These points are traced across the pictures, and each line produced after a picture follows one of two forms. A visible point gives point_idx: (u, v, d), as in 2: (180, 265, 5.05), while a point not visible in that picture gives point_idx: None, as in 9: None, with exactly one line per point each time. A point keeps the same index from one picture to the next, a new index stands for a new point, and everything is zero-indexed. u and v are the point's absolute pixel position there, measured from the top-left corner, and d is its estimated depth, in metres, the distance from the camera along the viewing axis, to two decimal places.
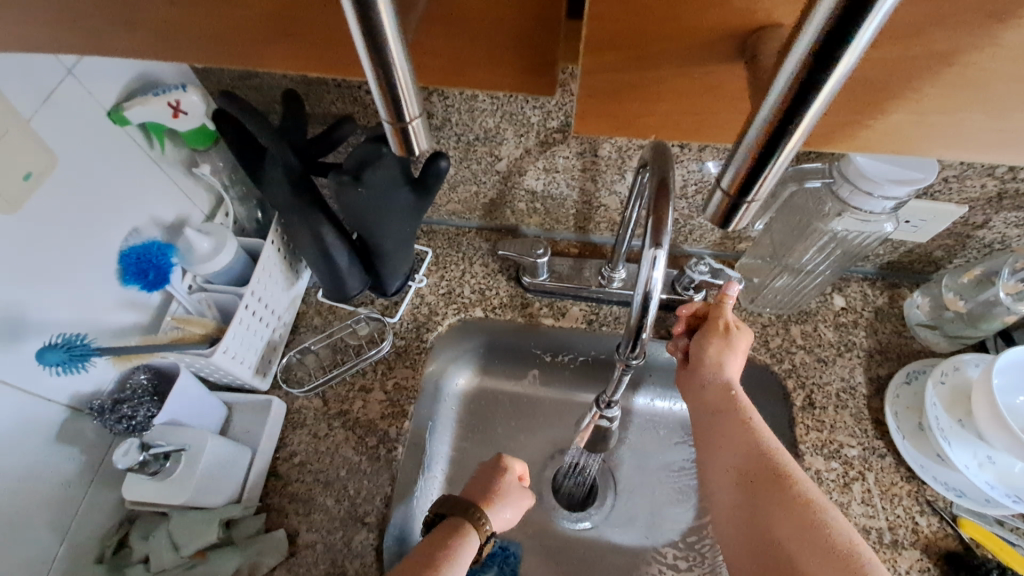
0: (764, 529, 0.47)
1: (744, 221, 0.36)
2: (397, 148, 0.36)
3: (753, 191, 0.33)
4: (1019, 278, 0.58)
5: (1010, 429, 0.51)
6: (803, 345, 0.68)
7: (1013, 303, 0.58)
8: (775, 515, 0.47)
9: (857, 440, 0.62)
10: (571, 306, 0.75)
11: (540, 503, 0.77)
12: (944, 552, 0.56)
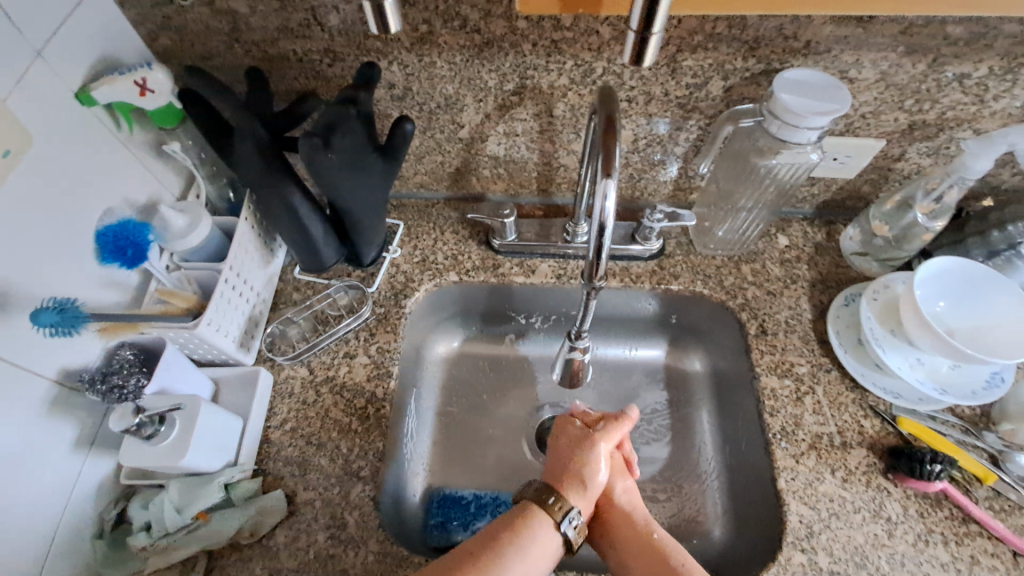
0: None
1: (651, 60, 0.46)
2: (375, 29, 0.46)
3: (654, 25, 0.42)
4: (933, 199, 0.66)
5: (931, 329, 0.59)
6: (754, 281, 0.75)
7: (930, 221, 0.67)
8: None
9: (806, 359, 0.69)
10: (540, 263, 0.79)
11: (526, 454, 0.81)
12: (887, 448, 0.63)
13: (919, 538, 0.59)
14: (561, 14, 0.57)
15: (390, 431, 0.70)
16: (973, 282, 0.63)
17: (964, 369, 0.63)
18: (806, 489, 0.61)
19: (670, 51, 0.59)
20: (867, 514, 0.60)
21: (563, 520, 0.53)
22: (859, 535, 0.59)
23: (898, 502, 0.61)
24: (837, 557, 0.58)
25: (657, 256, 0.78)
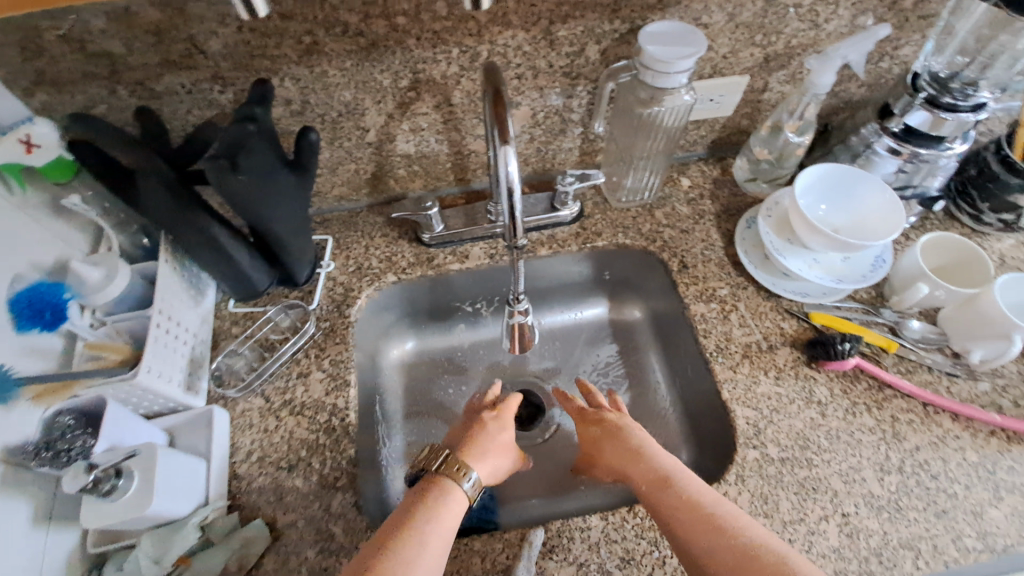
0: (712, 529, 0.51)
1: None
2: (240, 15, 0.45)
3: None
4: (797, 118, 0.75)
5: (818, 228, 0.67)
6: (668, 223, 0.83)
7: (799, 137, 0.77)
8: (688, 519, 0.52)
9: (725, 281, 0.77)
10: (471, 248, 0.82)
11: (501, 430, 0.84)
12: (805, 341, 0.71)
13: (848, 412, 0.67)
14: (436, 5, 0.60)
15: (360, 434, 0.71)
16: (847, 181, 0.72)
17: (852, 257, 0.73)
18: (747, 393, 0.68)
19: (544, 24, 0.64)
20: (801, 402, 0.67)
21: (465, 481, 0.58)
22: (799, 422, 0.66)
23: (825, 386, 0.68)
24: (784, 445, 0.64)
25: (575, 220, 0.84)
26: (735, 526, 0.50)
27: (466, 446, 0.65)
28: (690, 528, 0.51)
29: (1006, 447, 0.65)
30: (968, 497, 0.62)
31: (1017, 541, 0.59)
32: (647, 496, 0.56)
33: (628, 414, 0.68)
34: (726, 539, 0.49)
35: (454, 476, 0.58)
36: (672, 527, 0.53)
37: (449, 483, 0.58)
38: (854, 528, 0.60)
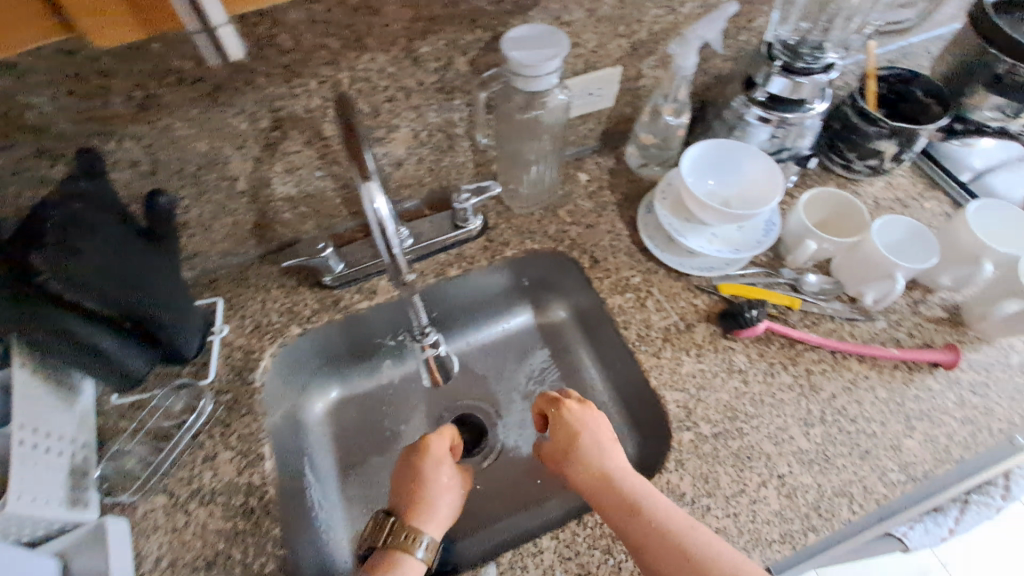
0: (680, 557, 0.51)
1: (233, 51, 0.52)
2: None
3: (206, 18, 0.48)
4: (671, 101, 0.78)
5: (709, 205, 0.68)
6: (573, 221, 0.83)
7: (677, 119, 0.80)
8: (661, 554, 0.52)
9: (636, 269, 0.78)
10: (379, 281, 0.77)
11: None
12: (718, 314, 0.73)
13: (767, 375, 0.69)
14: (279, 38, 0.56)
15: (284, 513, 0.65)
16: (728, 153, 0.74)
17: (745, 226, 0.76)
18: (673, 376, 0.69)
19: (402, 43, 0.61)
20: (724, 374, 0.70)
21: (418, 549, 0.58)
22: (725, 394, 0.68)
23: (743, 354, 0.71)
24: (714, 421, 0.66)
25: (481, 233, 0.82)
26: (705, 556, 0.51)
27: (416, 500, 0.62)
28: (659, 564, 0.52)
29: (910, 378, 0.69)
30: (885, 433, 0.65)
31: (932, 464, 0.64)
32: (618, 528, 0.55)
33: (590, 420, 0.65)
34: (690, 570, 0.51)
35: (405, 548, 0.57)
36: (645, 561, 0.53)
37: (403, 557, 0.57)
38: (790, 486, 0.62)
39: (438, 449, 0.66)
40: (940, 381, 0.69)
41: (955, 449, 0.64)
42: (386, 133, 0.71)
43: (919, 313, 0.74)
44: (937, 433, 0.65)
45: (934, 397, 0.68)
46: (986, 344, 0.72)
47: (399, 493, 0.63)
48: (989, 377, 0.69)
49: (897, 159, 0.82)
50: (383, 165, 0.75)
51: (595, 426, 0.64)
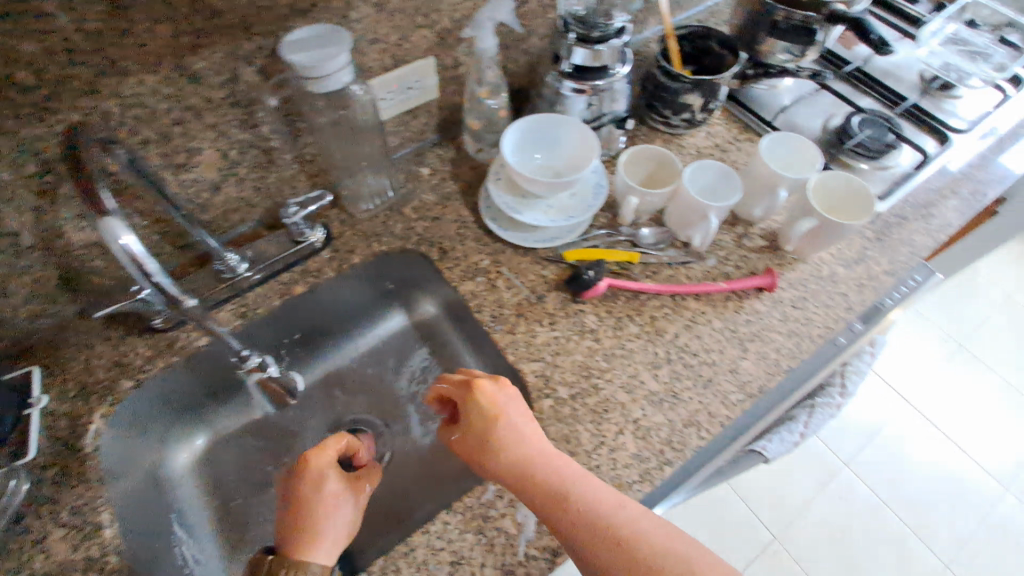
0: (607, 542, 0.50)
1: None
2: None
3: None
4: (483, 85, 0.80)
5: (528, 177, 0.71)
6: (419, 216, 0.83)
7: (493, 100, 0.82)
8: (592, 539, 0.50)
9: (485, 252, 0.79)
10: (218, 312, 0.73)
11: None
12: (563, 280, 0.76)
13: (615, 329, 0.73)
14: (14, 75, 0.51)
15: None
16: (543, 127, 0.77)
17: (576, 190, 0.79)
18: (529, 349, 0.71)
19: (172, 62, 0.58)
20: (577, 336, 0.72)
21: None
22: (579, 354, 0.71)
23: (592, 313, 0.74)
24: (570, 382, 0.69)
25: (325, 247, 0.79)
26: (634, 533, 0.50)
27: (313, 521, 0.57)
28: (591, 550, 0.50)
29: (740, 305, 0.75)
30: (724, 359, 0.71)
31: (765, 379, 0.70)
32: (548, 520, 0.53)
33: (511, 403, 0.61)
34: (620, 552, 0.49)
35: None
36: (579, 550, 0.51)
37: None
38: (645, 428, 0.66)
39: (324, 466, 0.60)
40: (766, 303, 0.75)
41: (783, 361, 0.71)
42: (188, 158, 0.67)
43: (744, 245, 0.80)
44: (767, 350, 0.72)
45: (762, 319, 0.74)
46: (802, 262, 0.79)
47: (297, 512, 0.58)
48: (806, 291, 0.76)
49: (706, 110, 0.87)
50: (197, 192, 0.72)
51: (515, 407, 0.61)
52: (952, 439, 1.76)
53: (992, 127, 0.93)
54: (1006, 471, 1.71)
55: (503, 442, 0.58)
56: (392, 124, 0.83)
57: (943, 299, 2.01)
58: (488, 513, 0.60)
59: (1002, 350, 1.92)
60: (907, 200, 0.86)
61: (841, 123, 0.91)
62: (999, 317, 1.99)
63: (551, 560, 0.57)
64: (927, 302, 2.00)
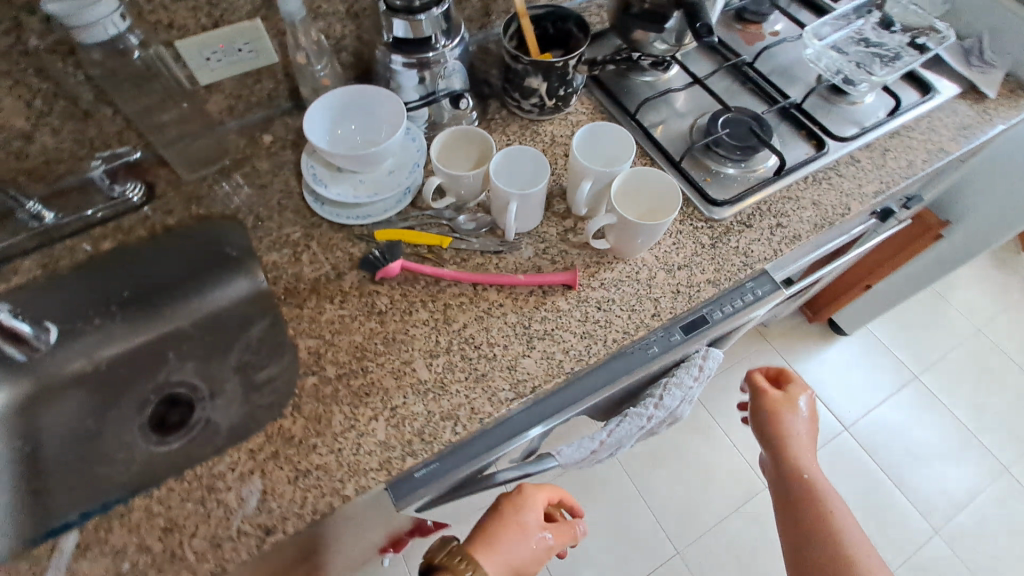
0: (811, 558, 0.74)
1: None
2: None
3: None
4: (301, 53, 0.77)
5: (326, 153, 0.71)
6: (246, 182, 0.81)
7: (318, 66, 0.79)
8: (816, 513, 0.77)
9: (299, 224, 0.77)
10: (22, 261, 0.77)
11: (132, 436, 0.84)
12: (358, 259, 0.74)
13: (404, 313, 0.71)
14: None
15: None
16: (363, 99, 0.75)
17: (398, 153, 0.78)
18: (312, 325, 0.70)
19: None
20: (363, 317, 0.71)
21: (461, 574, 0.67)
22: (359, 335, 0.69)
23: (385, 295, 0.72)
24: (341, 362, 0.68)
25: (139, 203, 0.80)
26: (850, 535, 0.74)
27: (513, 522, 0.76)
28: (823, 559, 0.73)
29: (541, 301, 0.72)
30: (505, 355, 0.68)
31: (542, 379, 0.67)
32: (791, 501, 0.80)
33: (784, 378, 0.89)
34: (835, 548, 0.73)
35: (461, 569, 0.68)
36: (801, 509, 0.79)
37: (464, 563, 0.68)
38: (401, 416, 0.65)
39: (532, 498, 0.80)
40: (569, 302, 0.72)
41: (566, 364, 0.68)
42: None
43: (567, 240, 0.76)
44: (554, 350, 0.69)
45: (559, 317, 0.71)
46: (623, 262, 0.75)
47: (494, 525, 0.76)
48: (617, 294, 0.73)
49: (555, 97, 0.82)
50: (7, 139, 0.72)
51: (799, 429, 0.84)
52: (885, 471, 1.67)
53: (874, 143, 0.87)
54: (939, 510, 1.61)
55: (789, 424, 0.84)
56: (228, 87, 0.81)
57: (899, 325, 1.92)
58: (216, 485, 0.61)
59: (959, 384, 1.81)
60: (758, 208, 0.81)
61: (707, 122, 0.86)
62: (961, 350, 1.88)
63: (261, 538, 0.58)
64: (882, 326, 1.90)
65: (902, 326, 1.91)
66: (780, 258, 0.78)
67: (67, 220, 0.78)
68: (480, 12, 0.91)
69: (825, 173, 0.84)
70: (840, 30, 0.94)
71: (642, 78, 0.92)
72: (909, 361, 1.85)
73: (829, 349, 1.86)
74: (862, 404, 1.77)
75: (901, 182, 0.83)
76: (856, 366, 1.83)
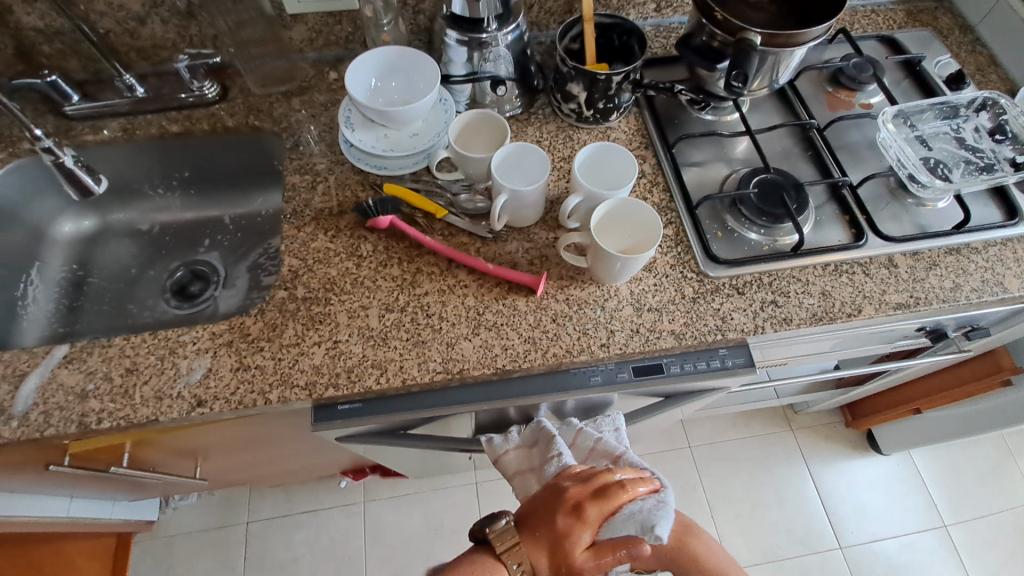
0: None
1: None
2: None
3: None
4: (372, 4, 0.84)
5: (357, 100, 0.78)
6: (300, 107, 0.90)
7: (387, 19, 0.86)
8: None
9: (327, 157, 0.85)
10: (109, 121, 0.91)
11: (152, 292, 0.96)
12: (355, 206, 0.81)
13: (380, 264, 0.76)
14: None
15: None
16: (408, 61, 0.83)
17: (427, 116, 0.83)
18: (301, 247, 0.78)
19: None
20: (344, 255, 0.77)
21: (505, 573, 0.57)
22: (334, 270, 0.76)
23: (370, 243, 0.78)
24: (311, 287, 0.75)
25: (210, 100, 0.92)
26: None
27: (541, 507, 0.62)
28: None
29: (502, 295, 0.74)
30: (449, 331, 0.72)
31: (472, 365, 0.70)
32: None
33: None
34: None
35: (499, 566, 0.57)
36: None
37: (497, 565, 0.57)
38: (339, 350, 0.71)
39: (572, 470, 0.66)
40: (528, 304, 0.74)
41: (501, 359, 0.70)
42: None
43: (552, 247, 0.77)
44: (495, 343, 0.71)
45: (512, 316, 0.73)
46: (596, 286, 0.75)
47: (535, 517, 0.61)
48: (576, 314, 0.73)
49: (593, 108, 0.83)
50: (126, 18, 0.87)
51: None
52: None
53: (923, 252, 0.78)
54: None
55: None
56: (311, 20, 0.90)
57: (958, 462, 1.62)
58: (176, 350, 0.70)
59: (1006, 555, 1.50)
60: (759, 278, 0.76)
61: (741, 177, 0.82)
62: None
63: (192, 406, 0.67)
64: (942, 458, 1.63)
65: (960, 467, 1.61)
66: (762, 335, 0.73)
67: (151, 99, 0.92)
68: (561, 7, 0.92)
69: (853, 266, 0.77)
70: (941, 119, 0.88)
71: (700, 114, 0.89)
72: (952, 507, 1.56)
73: (863, 462, 1.62)
74: (888, 533, 1.53)
75: (935, 303, 0.74)
76: (892, 487, 1.59)
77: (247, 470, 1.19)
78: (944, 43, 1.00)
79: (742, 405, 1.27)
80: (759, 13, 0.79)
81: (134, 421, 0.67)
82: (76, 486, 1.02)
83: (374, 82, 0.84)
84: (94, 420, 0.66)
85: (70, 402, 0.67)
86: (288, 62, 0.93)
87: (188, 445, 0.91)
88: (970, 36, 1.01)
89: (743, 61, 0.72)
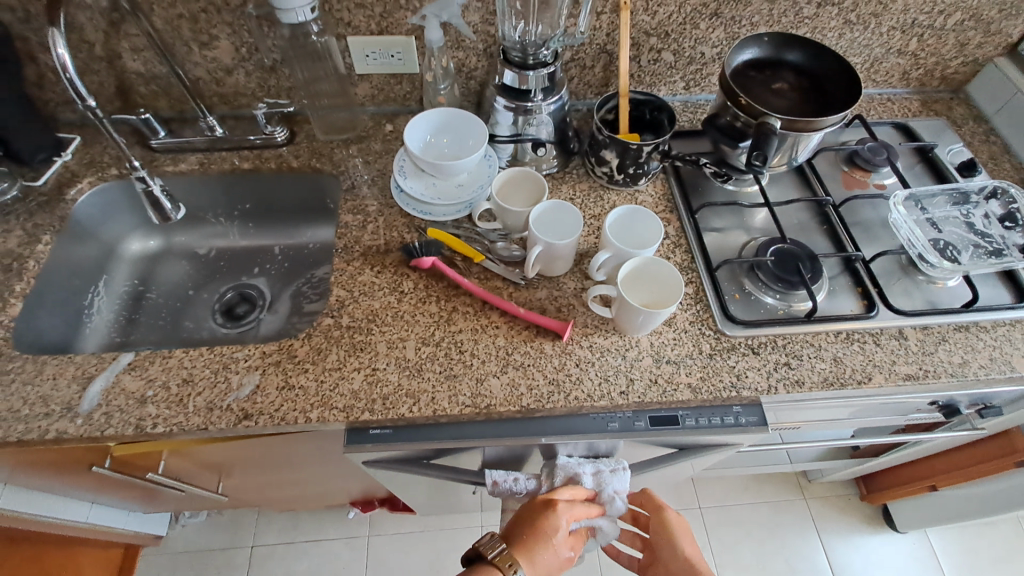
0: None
1: None
2: None
3: None
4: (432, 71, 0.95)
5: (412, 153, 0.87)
6: (357, 153, 1.00)
7: (444, 83, 0.97)
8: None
9: (378, 200, 0.94)
10: (188, 156, 1.01)
11: (203, 310, 1.04)
12: (399, 246, 0.88)
13: (419, 300, 0.83)
14: None
15: (35, 290, 0.87)
16: (460, 122, 0.93)
17: (472, 170, 0.92)
18: (349, 280, 0.85)
19: None
20: (387, 290, 0.84)
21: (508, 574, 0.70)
22: (377, 303, 0.83)
23: (412, 281, 0.85)
24: (355, 317, 0.81)
25: (278, 142, 1.02)
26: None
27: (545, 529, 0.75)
28: None
29: (530, 337, 0.80)
30: (479, 368, 0.77)
31: (498, 401, 0.75)
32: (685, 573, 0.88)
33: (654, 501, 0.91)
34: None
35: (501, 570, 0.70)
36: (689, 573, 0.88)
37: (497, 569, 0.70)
38: (376, 377, 0.76)
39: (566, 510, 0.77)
40: (554, 348, 0.79)
41: (526, 398, 0.75)
42: (209, 40, 0.95)
43: (578, 297, 0.83)
44: (521, 382, 0.76)
45: (539, 357, 0.78)
46: (619, 336, 0.80)
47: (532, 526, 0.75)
48: (597, 361, 0.78)
49: (624, 173, 0.91)
50: (215, 68, 0.99)
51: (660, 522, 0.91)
52: None
53: (933, 327, 0.81)
54: None
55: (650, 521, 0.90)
56: (375, 80, 1.01)
57: (976, 545, 1.57)
58: (229, 365, 0.77)
59: None
60: (774, 340, 0.80)
61: (759, 246, 0.88)
62: None
63: (238, 419, 0.73)
64: (959, 539, 1.58)
65: (979, 550, 1.56)
66: (774, 396, 0.77)
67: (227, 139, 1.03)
68: (598, 80, 1.02)
69: (864, 336, 0.81)
70: (952, 204, 0.94)
71: (723, 184, 0.96)
72: None
73: (878, 537, 1.58)
74: None
75: (944, 376, 0.77)
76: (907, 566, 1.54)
77: (264, 491, 1.22)
78: (957, 131, 1.07)
79: (755, 466, 1.28)
80: (781, 100, 0.87)
81: (185, 428, 0.72)
82: (105, 491, 1.06)
83: (428, 137, 0.94)
84: (149, 424, 0.72)
85: (130, 405, 0.73)
86: (350, 113, 1.03)
87: (218, 459, 0.96)
88: (984, 126, 1.08)
89: (764, 142, 0.78)
